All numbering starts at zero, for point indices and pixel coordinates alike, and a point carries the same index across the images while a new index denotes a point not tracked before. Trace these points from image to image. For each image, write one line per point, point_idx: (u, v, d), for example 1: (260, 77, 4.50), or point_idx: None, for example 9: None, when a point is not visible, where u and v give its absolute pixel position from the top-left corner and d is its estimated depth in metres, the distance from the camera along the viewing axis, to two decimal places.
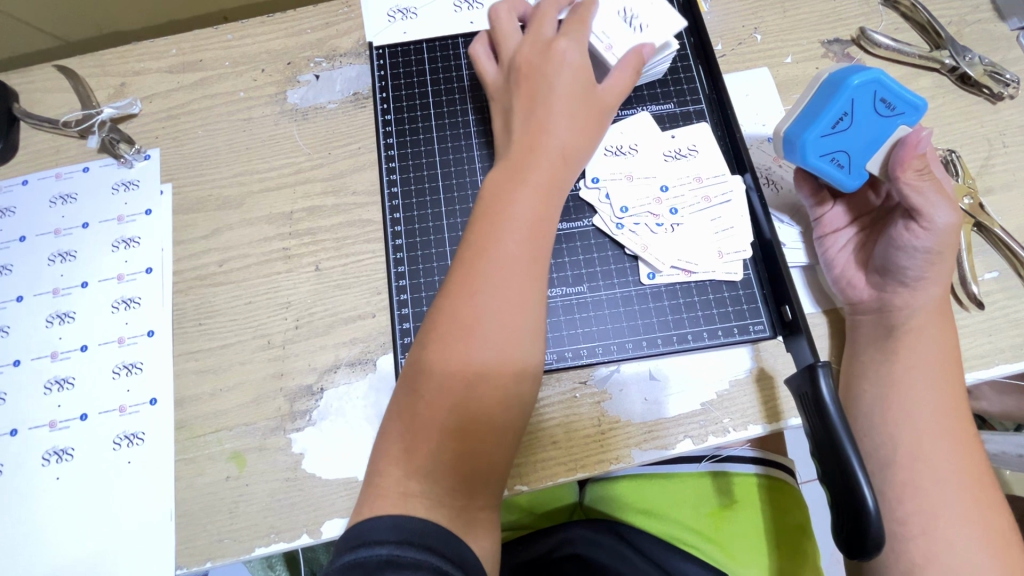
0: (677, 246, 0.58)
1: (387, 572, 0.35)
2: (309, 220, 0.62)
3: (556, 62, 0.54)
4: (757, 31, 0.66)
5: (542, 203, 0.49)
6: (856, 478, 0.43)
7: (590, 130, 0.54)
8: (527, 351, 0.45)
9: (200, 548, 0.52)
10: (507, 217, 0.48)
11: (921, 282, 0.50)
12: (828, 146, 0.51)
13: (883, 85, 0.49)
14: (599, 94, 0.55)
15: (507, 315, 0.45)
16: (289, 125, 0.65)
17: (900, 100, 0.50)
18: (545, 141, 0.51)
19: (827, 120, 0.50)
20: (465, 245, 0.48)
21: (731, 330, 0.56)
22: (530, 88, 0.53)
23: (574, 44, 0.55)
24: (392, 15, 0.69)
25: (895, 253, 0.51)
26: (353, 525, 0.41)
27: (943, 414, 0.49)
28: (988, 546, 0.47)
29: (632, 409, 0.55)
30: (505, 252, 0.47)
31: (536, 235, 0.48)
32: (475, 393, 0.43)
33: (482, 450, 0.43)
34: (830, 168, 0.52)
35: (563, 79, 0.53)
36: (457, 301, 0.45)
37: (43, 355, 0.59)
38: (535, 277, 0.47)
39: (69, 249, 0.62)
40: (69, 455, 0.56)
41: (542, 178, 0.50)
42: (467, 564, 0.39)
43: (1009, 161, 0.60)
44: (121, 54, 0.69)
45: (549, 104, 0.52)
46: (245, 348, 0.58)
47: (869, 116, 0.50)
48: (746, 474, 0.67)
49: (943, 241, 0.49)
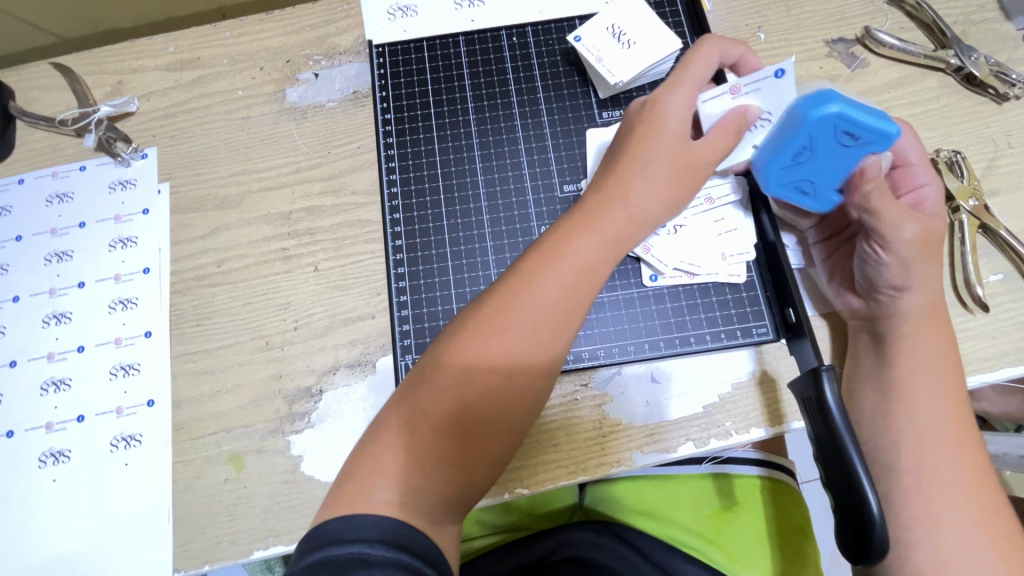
0: (681, 247, 0.57)
1: (358, 571, 0.36)
2: (308, 220, 0.61)
3: (653, 118, 0.49)
4: (761, 30, 0.66)
5: (598, 254, 0.46)
6: (860, 482, 0.42)
7: (676, 193, 0.49)
8: (535, 404, 0.45)
9: (199, 550, 0.52)
10: (563, 255, 0.46)
11: (899, 292, 0.50)
12: (789, 176, 0.52)
13: (844, 119, 0.46)
14: (698, 154, 0.49)
15: (531, 360, 0.44)
16: (288, 124, 0.64)
17: (866, 130, 0.46)
18: (618, 190, 0.48)
19: (787, 154, 0.50)
20: (513, 269, 0.46)
21: (734, 332, 0.56)
22: (630, 129, 0.50)
23: (683, 99, 0.50)
24: (392, 13, 0.68)
25: (866, 268, 0.51)
26: (321, 522, 0.40)
27: (947, 419, 0.49)
28: (993, 552, 0.46)
29: (633, 411, 0.54)
30: (546, 295, 0.44)
31: (582, 284, 0.45)
32: (477, 423, 0.43)
33: (471, 471, 0.43)
34: (794, 193, 0.53)
35: (662, 134, 0.49)
36: (487, 328, 0.44)
37: (40, 355, 0.58)
38: (568, 330, 0.45)
39: (65, 249, 0.61)
40: (66, 457, 0.55)
41: (607, 232, 0.47)
42: (441, 565, 0.40)
43: (1015, 163, 0.60)
44: (117, 51, 0.68)
45: (635, 156, 0.49)
46: (244, 350, 0.57)
47: (830, 148, 0.48)
48: (749, 475, 0.69)
49: (907, 256, 0.49)
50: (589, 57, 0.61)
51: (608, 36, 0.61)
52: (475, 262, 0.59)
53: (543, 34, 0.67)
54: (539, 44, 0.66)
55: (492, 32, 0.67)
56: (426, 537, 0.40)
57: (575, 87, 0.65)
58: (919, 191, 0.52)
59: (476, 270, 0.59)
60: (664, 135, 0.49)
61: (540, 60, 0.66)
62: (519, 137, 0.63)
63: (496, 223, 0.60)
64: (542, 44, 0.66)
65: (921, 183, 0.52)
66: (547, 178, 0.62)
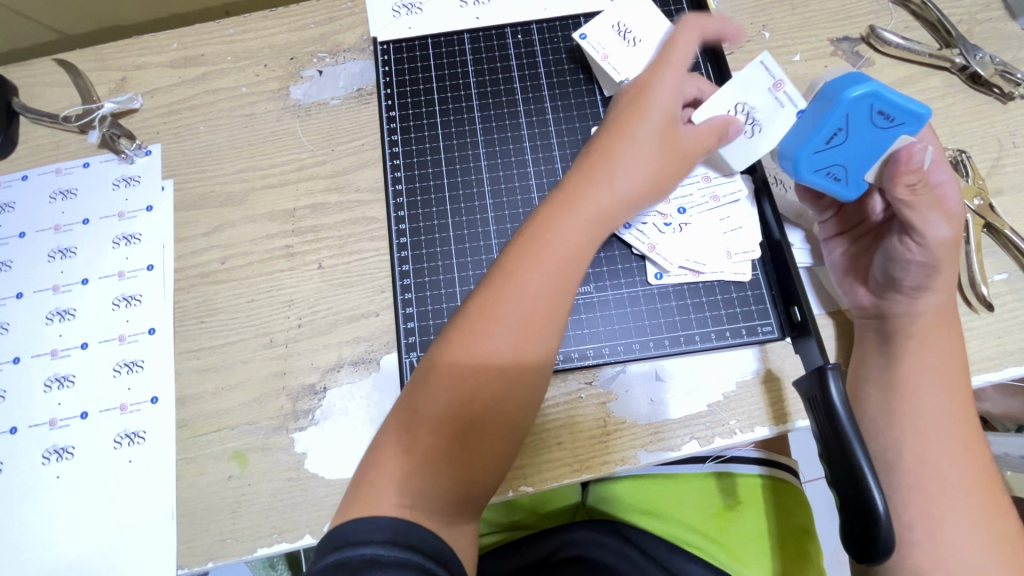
0: (686, 246, 0.57)
1: (370, 572, 0.36)
2: (312, 218, 0.61)
3: (641, 108, 0.49)
4: (766, 28, 0.66)
5: (580, 236, 0.46)
6: (866, 482, 0.42)
7: (663, 179, 0.49)
8: (532, 394, 0.45)
9: (202, 548, 0.52)
10: (549, 247, 0.45)
11: (920, 293, 0.50)
12: (823, 160, 0.50)
13: (880, 97, 0.47)
14: (685, 145, 0.50)
15: (523, 351, 0.44)
16: (292, 121, 0.64)
17: (900, 110, 0.47)
18: (605, 181, 0.47)
19: (821, 136, 0.49)
20: (499, 264, 0.46)
21: (739, 330, 0.56)
22: (615, 120, 0.50)
23: (666, 83, 0.50)
24: (397, 10, 0.68)
25: (891, 264, 0.50)
26: (336, 525, 0.40)
27: (951, 418, 0.49)
28: (996, 552, 0.46)
29: (638, 409, 0.54)
30: (533, 285, 0.44)
31: (568, 273, 0.46)
32: (473, 419, 0.43)
33: (474, 469, 0.43)
34: (825, 181, 0.51)
35: (653, 125, 0.48)
36: (475, 325, 0.44)
37: (43, 352, 0.58)
38: (558, 319, 0.45)
39: (69, 245, 0.61)
40: (69, 453, 0.55)
41: (589, 214, 0.47)
42: (453, 564, 0.40)
43: (1020, 162, 0.60)
44: (121, 48, 0.68)
45: (623, 146, 0.48)
46: (247, 347, 0.57)
47: (866, 130, 0.48)
48: (751, 474, 0.69)
49: (939, 255, 0.48)
50: (595, 55, 0.60)
51: (614, 34, 0.61)
52: (480, 259, 0.59)
53: (548, 31, 0.67)
54: (544, 41, 0.66)
55: (497, 29, 0.67)
56: (431, 535, 0.40)
57: (580, 85, 0.65)
58: (942, 188, 0.50)
59: (480, 267, 0.59)
60: (653, 124, 0.48)
61: (546, 58, 0.66)
62: (524, 135, 0.63)
63: (500, 220, 0.60)
64: (547, 42, 0.66)
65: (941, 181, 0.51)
66: (552, 176, 0.62)
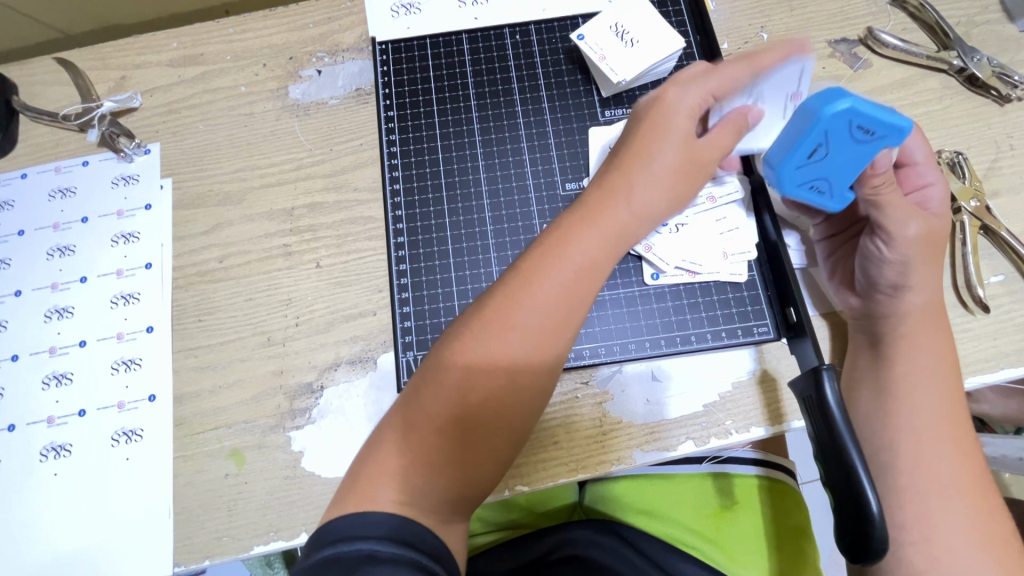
0: (683, 246, 0.57)
1: (365, 569, 0.36)
2: (310, 217, 0.61)
3: (664, 116, 0.50)
4: (763, 30, 0.66)
5: (599, 250, 0.46)
6: (861, 482, 0.42)
7: (679, 187, 0.49)
8: (539, 401, 0.45)
9: (198, 545, 0.52)
10: (565, 253, 0.46)
11: (899, 292, 0.50)
12: (804, 175, 0.51)
13: (858, 113, 0.47)
14: (703, 155, 0.50)
15: (534, 358, 0.44)
16: (290, 120, 0.64)
17: (881, 125, 0.47)
18: (623, 190, 0.48)
19: (802, 152, 0.50)
20: (516, 267, 0.46)
21: (735, 331, 0.56)
22: (638, 128, 0.50)
23: (700, 99, 0.50)
24: (396, 10, 0.68)
25: (868, 265, 0.51)
26: (327, 521, 0.41)
27: (945, 419, 0.49)
28: (990, 552, 0.46)
29: (634, 410, 0.54)
30: (549, 293, 0.44)
31: (584, 281, 0.46)
32: (479, 421, 0.43)
33: (475, 470, 0.43)
34: (809, 194, 0.53)
35: (672, 134, 0.49)
36: (488, 328, 0.44)
37: (41, 349, 0.58)
38: (570, 327, 0.45)
39: (68, 243, 0.62)
40: (67, 451, 0.55)
41: (609, 228, 0.47)
42: (447, 561, 0.40)
43: (1017, 164, 0.60)
44: (121, 47, 0.68)
45: (642, 153, 0.49)
46: (244, 346, 0.57)
47: (846, 146, 0.48)
48: (747, 474, 0.69)
49: (910, 254, 0.49)
50: (592, 56, 0.61)
51: (611, 35, 0.61)
52: (477, 258, 0.59)
53: (546, 32, 0.67)
54: (543, 42, 0.66)
55: (495, 30, 0.67)
56: (428, 532, 0.41)
57: (578, 86, 0.65)
58: (925, 191, 0.52)
59: (478, 266, 0.59)
60: (672, 133, 0.49)
61: (544, 58, 0.66)
62: (523, 136, 0.63)
63: (498, 221, 0.60)
64: (545, 42, 0.66)
65: (929, 182, 0.52)
66: (550, 176, 0.62)
